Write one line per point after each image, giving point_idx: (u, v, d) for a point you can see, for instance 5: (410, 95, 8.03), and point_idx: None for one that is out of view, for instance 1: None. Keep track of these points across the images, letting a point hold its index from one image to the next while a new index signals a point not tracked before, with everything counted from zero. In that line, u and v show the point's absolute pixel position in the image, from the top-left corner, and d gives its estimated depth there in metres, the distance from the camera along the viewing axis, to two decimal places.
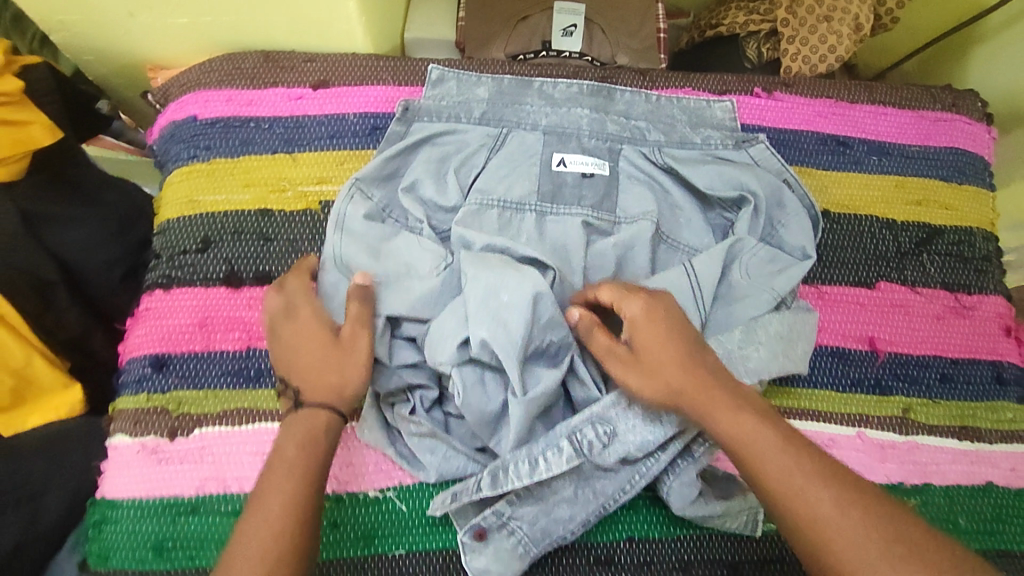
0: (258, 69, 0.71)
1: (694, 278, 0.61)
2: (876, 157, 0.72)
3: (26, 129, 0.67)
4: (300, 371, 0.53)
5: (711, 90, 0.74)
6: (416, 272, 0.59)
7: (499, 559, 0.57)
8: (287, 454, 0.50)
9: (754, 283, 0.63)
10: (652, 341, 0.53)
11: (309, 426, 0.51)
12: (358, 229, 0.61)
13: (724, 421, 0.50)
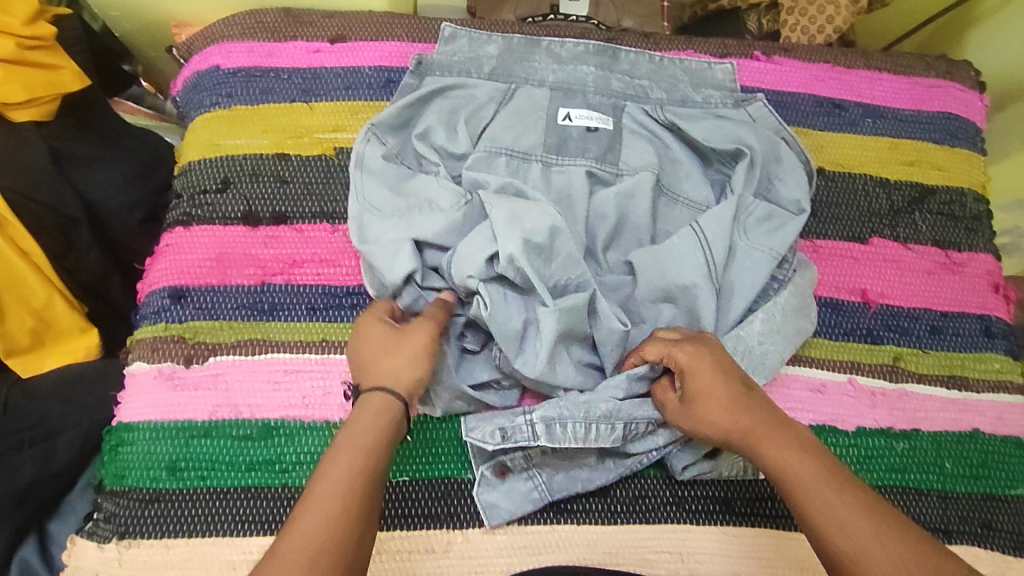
0: (278, 23, 0.75)
1: (698, 231, 0.64)
2: (870, 119, 0.75)
3: (57, 73, 0.72)
4: (368, 361, 0.54)
5: (712, 53, 0.77)
6: (438, 205, 0.63)
7: (512, 497, 0.59)
8: (359, 434, 0.49)
9: (751, 239, 0.66)
10: (704, 384, 0.54)
11: (375, 410, 0.51)
12: (383, 167, 0.65)
13: (771, 457, 0.51)
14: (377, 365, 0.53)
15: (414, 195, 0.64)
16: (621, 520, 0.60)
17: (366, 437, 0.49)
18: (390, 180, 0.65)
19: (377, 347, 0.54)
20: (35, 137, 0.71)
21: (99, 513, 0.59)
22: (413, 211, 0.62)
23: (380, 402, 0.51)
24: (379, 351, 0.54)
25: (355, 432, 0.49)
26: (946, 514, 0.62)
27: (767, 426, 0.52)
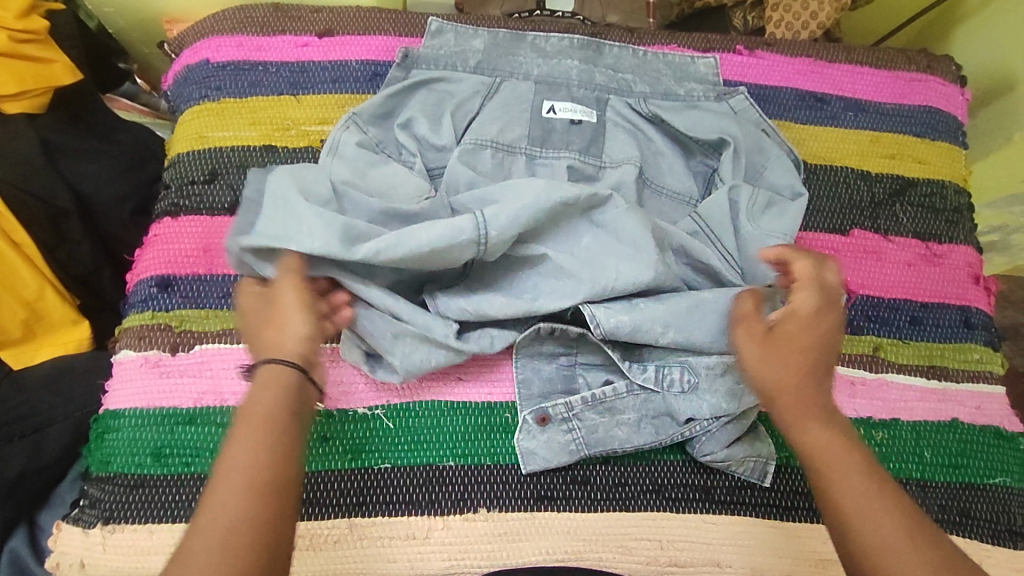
0: (268, 18, 0.76)
1: (701, 224, 0.65)
2: (852, 112, 0.76)
3: (48, 66, 0.73)
4: (253, 335, 0.51)
5: (695, 48, 0.78)
6: (399, 194, 0.62)
7: (551, 447, 0.60)
8: (258, 412, 0.46)
9: (758, 229, 0.65)
10: (797, 331, 0.51)
11: (272, 381, 0.47)
12: (351, 154, 0.65)
13: (819, 433, 0.48)
14: (262, 339, 0.50)
15: (376, 179, 0.63)
16: (601, 507, 0.60)
17: (264, 413, 0.46)
18: (354, 165, 0.64)
19: (258, 321, 0.51)
20: (28, 129, 0.72)
21: (85, 499, 0.60)
22: (377, 195, 0.62)
23: (274, 373, 0.48)
24: (262, 323, 0.51)
25: (250, 409, 0.46)
26: (926, 504, 0.62)
27: (822, 397, 0.49)
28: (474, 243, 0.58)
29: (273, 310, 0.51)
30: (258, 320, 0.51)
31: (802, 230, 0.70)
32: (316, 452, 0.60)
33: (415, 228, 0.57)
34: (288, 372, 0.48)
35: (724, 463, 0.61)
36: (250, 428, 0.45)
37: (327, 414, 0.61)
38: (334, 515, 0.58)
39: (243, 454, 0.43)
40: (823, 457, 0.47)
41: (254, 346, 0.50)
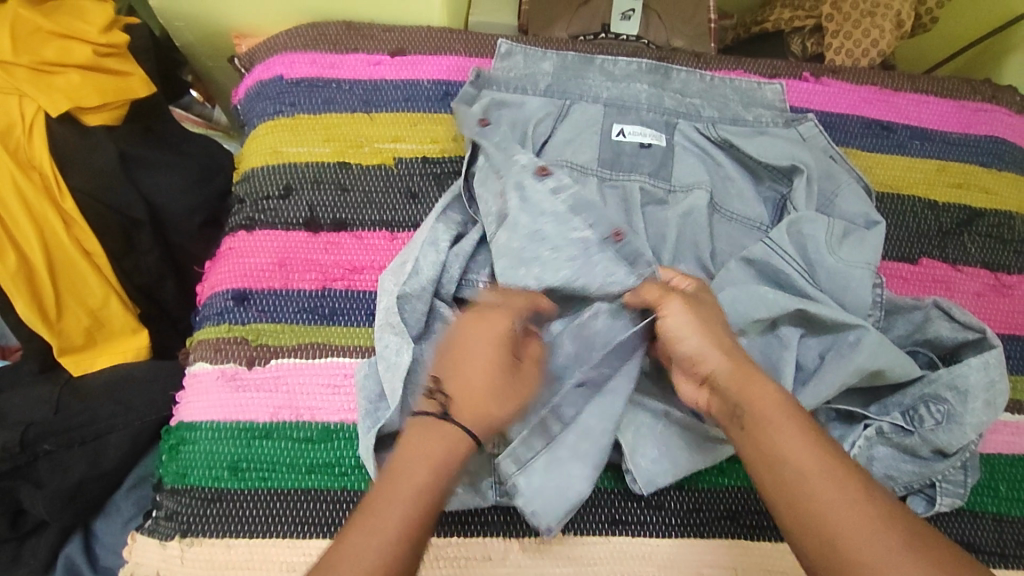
0: (340, 36, 0.77)
1: (779, 254, 0.64)
2: (918, 141, 0.76)
3: (126, 79, 0.74)
4: (479, 391, 0.49)
5: (762, 73, 0.79)
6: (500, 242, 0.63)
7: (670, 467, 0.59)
8: (418, 471, 0.45)
9: (842, 262, 0.63)
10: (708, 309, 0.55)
11: (444, 438, 0.47)
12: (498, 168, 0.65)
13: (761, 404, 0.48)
14: (487, 399, 0.49)
15: (518, 219, 0.62)
16: (677, 532, 0.59)
17: (419, 482, 0.45)
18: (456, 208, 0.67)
19: (489, 383, 0.50)
20: (107, 140, 0.72)
21: (160, 511, 0.60)
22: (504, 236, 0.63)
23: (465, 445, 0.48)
24: (495, 387, 0.50)
25: (415, 470, 0.45)
26: (1002, 538, 0.61)
27: (747, 370, 0.50)
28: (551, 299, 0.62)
29: (507, 386, 0.51)
30: (492, 377, 0.50)
31: (883, 260, 0.70)
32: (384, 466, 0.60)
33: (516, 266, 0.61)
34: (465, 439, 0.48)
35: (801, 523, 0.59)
36: (405, 483, 0.45)
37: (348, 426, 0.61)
38: None
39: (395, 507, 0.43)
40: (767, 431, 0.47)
41: (462, 387, 0.49)
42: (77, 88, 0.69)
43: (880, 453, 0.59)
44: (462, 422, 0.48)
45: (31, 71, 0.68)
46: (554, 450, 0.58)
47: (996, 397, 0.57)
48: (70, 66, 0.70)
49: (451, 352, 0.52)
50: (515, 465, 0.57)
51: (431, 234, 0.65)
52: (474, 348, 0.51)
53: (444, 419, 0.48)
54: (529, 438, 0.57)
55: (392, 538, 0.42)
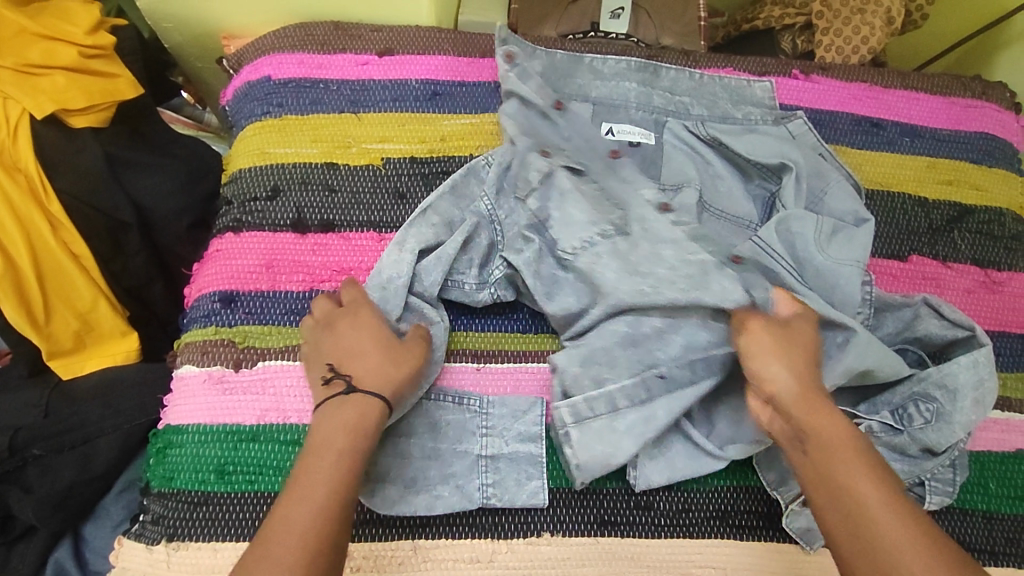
0: (328, 36, 0.77)
1: (769, 252, 0.63)
2: (908, 138, 0.76)
3: (113, 81, 0.73)
4: (373, 365, 0.55)
5: (751, 71, 0.79)
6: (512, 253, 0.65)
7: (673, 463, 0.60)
8: (336, 442, 0.50)
9: (832, 260, 0.63)
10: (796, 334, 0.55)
11: (358, 410, 0.52)
12: (620, 199, 0.67)
13: (829, 433, 0.50)
14: (380, 371, 0.54)
15: (638, 243, 0.64)
16: (665, 533, 0.59)
17: (338, 450, 0.49)
18: (440, 209, 0.66)
19: (377, 353, 0.55)
20: (93, 142, 0.71)
21: (147, 515, 0.60)
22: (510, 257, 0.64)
23: (373, 410, 0.52)
24: (383, 356, 0.55)
25: (332, 441, 0.50)
26: (992, 536, 0.61)
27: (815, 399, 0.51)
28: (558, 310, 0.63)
29: (395, 352, 0.56)
30: (380, 350, 0.56)
31: (872, 257, 0.69)
32: None
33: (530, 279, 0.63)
34: (374, 403, 0.53)
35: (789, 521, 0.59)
36: (327, 457, 0.49)
37: None
38: (397, 537, 0.57)
39: (322, 478, 0.48)
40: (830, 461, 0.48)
41: (353, 360, 0.55)
42: (63, 90, 0.69)
43: None
44: (365, 392, 0.53)
45: (16, 73, 0.67)
46: (615, 418, 0.59)
47: (984, 395, 0.58)
48: (56, 68, 0.69)
49: (335, 339, 0.57)
50: (571, 419, 0.59)
51: (411, 241, 0.64)
52: (358, 328, 0.57)
53: (347, 394, 0.53)
54: (595, 399, 0.59)
55: (317, 506, 0.46)
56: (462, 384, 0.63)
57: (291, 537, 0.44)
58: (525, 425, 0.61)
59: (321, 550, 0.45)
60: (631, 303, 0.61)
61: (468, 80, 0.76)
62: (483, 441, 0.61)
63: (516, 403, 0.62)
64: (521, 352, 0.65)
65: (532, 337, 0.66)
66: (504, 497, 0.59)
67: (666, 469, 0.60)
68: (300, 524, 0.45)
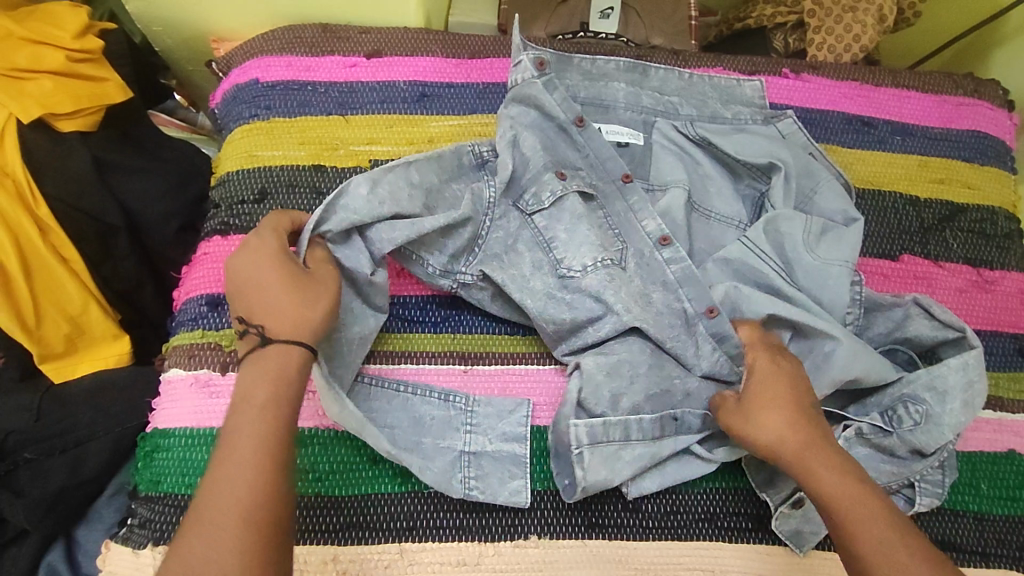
0: (317, 38, 0.77)
1: (757, 253, 0.63)
2: (899, 136, 0.75)
3: (101, 85, 0.73)
4: (280, 303, 0.52)
5: (741, 71, 0.79)
6: (506, 270, 0.64)
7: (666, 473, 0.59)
8: (258, 397, 0.48)
9: (822, 260, 0.63)
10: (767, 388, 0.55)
11: (282, 361, 0.50)
12: (624, 229, 0.66)
13: (826, 480, 0.50)
14: (291, 312, 0.52)
15: (633, 279, 0.63)
16: (653, 535, 0.59)
17: (267, 403, 0.47)
18: (424, 170, 0.63)
19: (288, 293, 0.52)
20: (81, 146, 0.71)
21: (134, 519, 0.60)
22: (488, 269, 0.63)
23: (294, 355, 0.50)
24: (294, 296, 0.52)
25: (253, 394, 0.48)
26: (983, 538, 0.60)
27: (810, 449, 0.52)
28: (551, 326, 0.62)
29: (306, 290, 0.53)
30: (291, 291, 0.53)
31: (862, 256, 0.69)
32: (366, 474, 0.59)
33: (526, 301, 0.62)
34: (297, 349, 0.51)
35: (777, 524, 0.58)
36: (251, 412, 0.47)
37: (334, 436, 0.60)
38: (384, 540, 0.57)
39: (252, 433, 0.46)
40: (836, 511, 0.49)
41: (264, 309, 0.52)
42: (50, 96, 0.69)
43: (858, 453, 0.58)
44: (283, 338, 0.50)
45: (4, 77, 0.68)
46: (624, 447, 0.58)
47: (974, 397, 0.57)
48: (43, 73, 0.69)
49: (239, 285, 0.54)
50: (587, 440, 0.57)
51: (386, 190, 0.61)
52: (263, 270, 0.53)
53: (266, 345, 0.50)
54: (613, 425, 0.58)
55: (252, 471, 0.44)
56: (448, 383, 0.63)
57: (235, 499, 0.43)
58: (510, 425, 0.61)
59: (267, 506, 0.44)
60: (641, 325, 0.60)
61: (456, 81, 0.76)
62: (467, 440, 0.60)
63: (502, 403, 0.62)
64: (507, 355, 0.65)
65: (519, 338, 0.66)
66: (487, 492, 0.58)
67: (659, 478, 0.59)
68: (242, 482, 0.44)
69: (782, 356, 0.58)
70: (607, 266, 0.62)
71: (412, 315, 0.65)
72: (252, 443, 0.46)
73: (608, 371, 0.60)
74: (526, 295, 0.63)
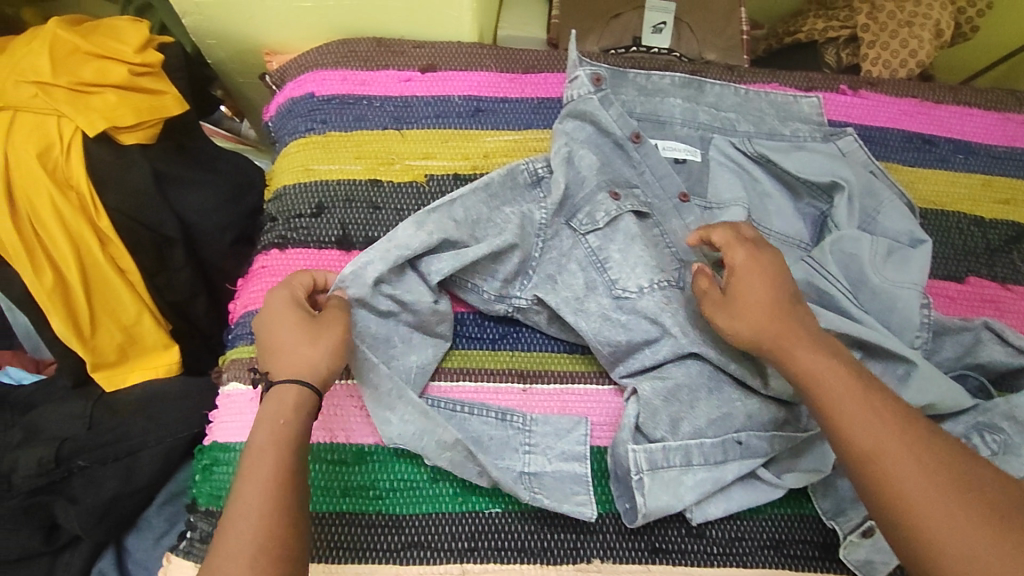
0: (371, 52, 0.77)
1: (824, 274, 0.62)
2: (962, 155, 0.74)
3: (160, 98, 0.74)
4: (285, 350, 0.52)
5: (798, 86, 0.78)
6: (559, 293, 0.63)
7: (732, 498, 0.58)
8: (258, 441, 0.48)
9: (890, 282, 0.62)
10: (748, 282, 0.55)
11: (282, 403, 0.50)
12: (680, 249, 0.65)
13: (804, 359, 0.51)
14: (294, 355, 0.52)
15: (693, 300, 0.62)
16: (718, 562, 0.57)
17: (271, 446, 0.48)
18: (469, 204, 0.64)
19: (292, 334, 0.53)
20: (141, 159, 0.72)
21: (194, 532, 0.60)
22: (543, 294, 0.63)
23: (292, 396, 0.50)
24: (298, 341, 0.53)
25: (255, 440, 0.49)
26: None
27: (790, 335, 0.52)
28: (603, 353, 0.61)
29: (309, 331, 0.53)
30: (295, 333, 0.53)
31: (931, 279, 0.67)
32: (426, 493, 0.59)
33: (579, 323, 0.62)
34: (304, 393, 0.51)
35: (846, 552, 0.57)
36: (253, 457, 0.48)
37: (395, 452, 0.60)
38: (446, 561, 0.56)
39: (254, 475, 0.47)
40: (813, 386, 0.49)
41: (271, 355, 0.53)
42: (113, 108, 0.70)
43: None
44: (284, 381, 0.51)
45: (70, 92, 0.69)
46: (685, 472, 0.56)
47: None
48: (107, 87, 0.70)
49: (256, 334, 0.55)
50: (647, 465, 0.55)
51: (433, 227, 0.61)
52: (271, 320, 0.55)
53: (269, 389, 0.51)
54: (673, 450, 0.56)
55: (257, 516, 0.45)
56: (507, 402, 0.62)
57: (246, 538, 0.44)
58: (568, 444, 0.60)
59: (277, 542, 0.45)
60: (700, 350, 0.59)
61: (511, 96, 0.76)
62: (527, 458, 0.60)
63: (559, 422, 0.61)
64: (566, 373, 0.64)
65: (578, 356, 0.65)
66: (552, 497, 0.57)
67: (725, 504, 0.58)
68: (252, 522, 0.45)
69: (760, 249, 0.57)
70: (665, 287, 0.61)
71: (472, 332, 0.65)
72: (254, 483, 0.46)
73: (666, 396, 0.58)
74: (580, 317, 0.62)
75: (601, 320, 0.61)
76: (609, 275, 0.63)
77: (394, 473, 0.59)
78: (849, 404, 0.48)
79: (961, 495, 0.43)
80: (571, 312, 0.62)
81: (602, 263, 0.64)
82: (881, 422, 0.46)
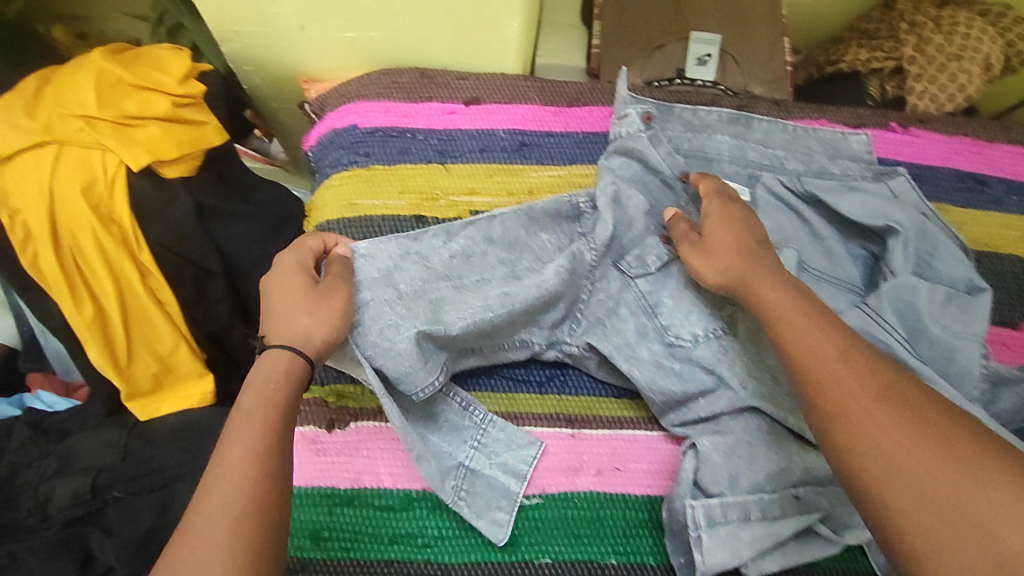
0: (413, 83, 0.76)
1: (881, 323, 0.61)
2: (1014, 196, 0.73)
3: (201, 129, 0.73)
4: (281, 315, 0.52)
5: (847, 123, 0.76)
6: (612, 341, 0.63)
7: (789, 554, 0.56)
8: (244, 402, 0.47)
9: (947, 332, 0.61)
10: (722, 228, 0.58)
11: (270, 366, 0.49)
12: None
13: (766, 292, 0.53)
14: (292, 322, 0.52)
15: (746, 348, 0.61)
16: None
17: (258, 407, 0.47)
18: (508, 225, 0.64)
19: (294, 300, 0.53)
20: (184, 193, 0.71)
21: None
22: (594, 340, 0.63)
23: (283, 360, 0.50)
24: (295, 309, 0.52)
25: (242, 402, 0.47)
26: None
27: (759, 271, 0.55)
28: (660, 403, 0.61)
29: (311, 299, 0.53)
30: (296, 299, 0.53)
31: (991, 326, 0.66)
32: (475, 543, 0.57)
33: (632, 372, 0.61)
34: (296, 360, 0.50)
35: None
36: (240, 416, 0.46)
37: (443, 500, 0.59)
38: None
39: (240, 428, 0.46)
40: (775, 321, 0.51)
41: (270, 321, 0.52)
42: (158, 141, 0.69)
43: None
44: (279, 346, 0.50)
45: (115, 125, 0.68)
46: (743, 526, 0.54)
47: None
48: (150, 119, 0.69)
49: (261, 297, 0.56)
50: (705, 521, 0.54)
51: (462, 241, 0.63)
52: (275, 283, 0.55)
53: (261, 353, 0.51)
54: (730, 505, 0.55)
55: (241, 477, 0.43)
56: (557, 450, 0.61)
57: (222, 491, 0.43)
58: (513, 458, 0.60)
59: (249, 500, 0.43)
60: (757, 403, 0.58)
61: (555, 130, 0.75)
62: (470, 452, 0.61)
63: (513, 434, 0.61)
64: (615, 418, 0.63)
65: (626, 402, 0.64)
66: (473, 507, 0.58)
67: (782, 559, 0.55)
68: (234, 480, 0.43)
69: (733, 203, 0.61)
70: (718, 336, 0.61)
71: (520, 375, 0.65)
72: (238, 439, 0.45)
73: (726, 452, 0.57)
74: (634, 366, 0.61)
75: (653, 367, 0.61)
76: (661, 322, 0.63)
77: (443, 521, 0.58)
78: (797, 331, 0.50)
79: (897, 415, 0.42)
80: (624, 359, 0.62)
81: (653, 309, 0.63)
82: (831, 347, 0.48)
